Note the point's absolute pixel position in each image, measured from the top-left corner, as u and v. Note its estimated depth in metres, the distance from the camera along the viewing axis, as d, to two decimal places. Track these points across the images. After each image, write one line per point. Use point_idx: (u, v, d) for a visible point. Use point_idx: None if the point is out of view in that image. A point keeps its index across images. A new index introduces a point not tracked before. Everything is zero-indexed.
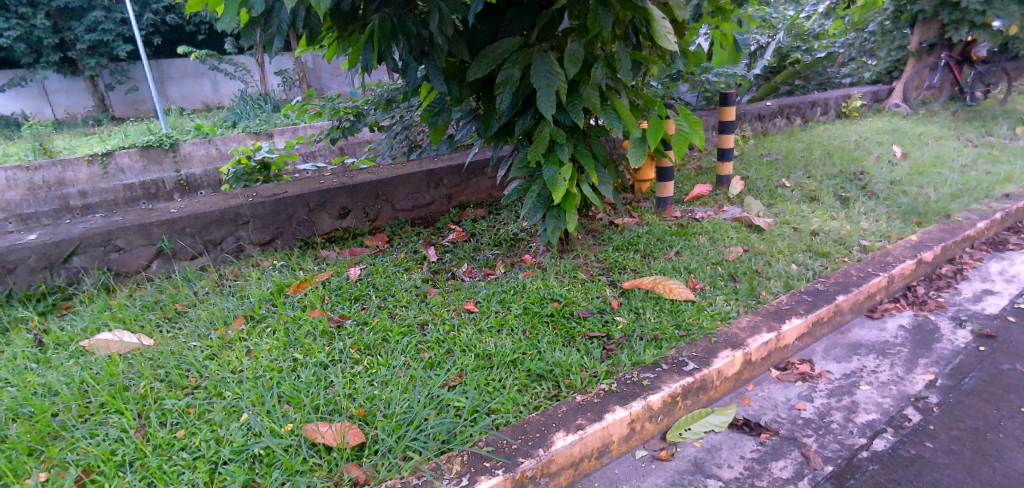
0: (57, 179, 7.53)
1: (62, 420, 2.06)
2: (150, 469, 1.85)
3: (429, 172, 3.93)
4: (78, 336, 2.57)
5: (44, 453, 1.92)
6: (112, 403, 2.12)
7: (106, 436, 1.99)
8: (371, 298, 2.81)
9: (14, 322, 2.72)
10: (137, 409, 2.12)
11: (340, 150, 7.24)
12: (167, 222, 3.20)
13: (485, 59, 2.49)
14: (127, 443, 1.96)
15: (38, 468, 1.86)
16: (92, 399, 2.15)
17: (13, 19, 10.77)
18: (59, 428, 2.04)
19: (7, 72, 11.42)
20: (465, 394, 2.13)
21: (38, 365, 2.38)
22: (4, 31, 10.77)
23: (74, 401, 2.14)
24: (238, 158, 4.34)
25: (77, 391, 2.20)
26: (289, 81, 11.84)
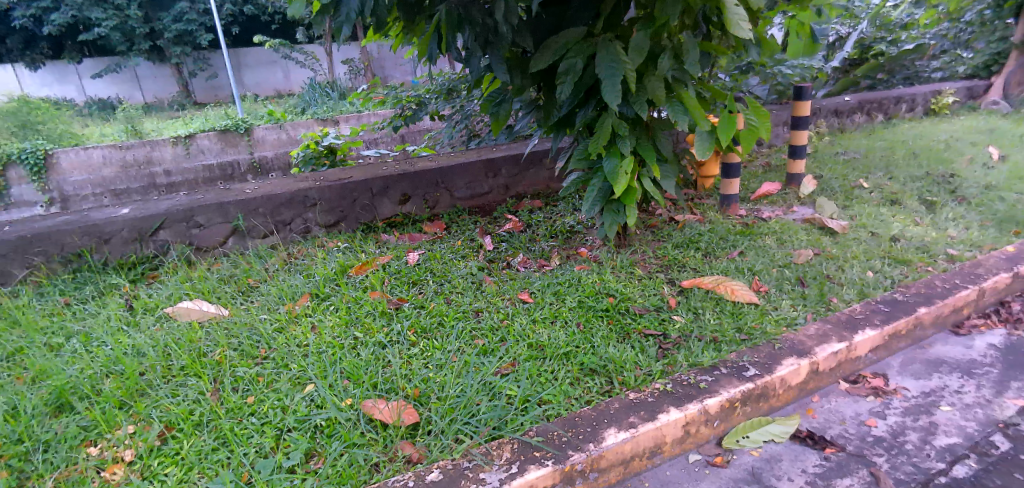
0: (145, 158, 7.96)
1: (148, 378, 2.20)
2: (223, 429, 1.96)
3: (487, 161, 3.91)
4: (163, 303, 2.74)
5: (134, 408, 2.07)
6: (192, 367, 2.24)
7: (186, 396, 2.12)
8: (428, 284, 2.84)
9: (107, 288, 2.93)
10: (212, 374, 2.23)
11: (400, 138, 7.42)
12: (243, 202, 3.34)
13: (549, 49, 2.46)
14: (204, 404, 2.08)
15: (127, 421, 2.01)
16: (175, 362, 2.28)
17: (110, 10, 11.56)
18: (145, 386, 2.18)
19: (105, 60, 12.34)
20: (518, 383, 2.13)
21: (128, 327, 2.55)
22: (101, 21, 11.51)
23: (159, 362, 2.28)
24: (307, 143, 4.53)
25: (161, 353, 2.34)
26: (355, 70, 12.18)
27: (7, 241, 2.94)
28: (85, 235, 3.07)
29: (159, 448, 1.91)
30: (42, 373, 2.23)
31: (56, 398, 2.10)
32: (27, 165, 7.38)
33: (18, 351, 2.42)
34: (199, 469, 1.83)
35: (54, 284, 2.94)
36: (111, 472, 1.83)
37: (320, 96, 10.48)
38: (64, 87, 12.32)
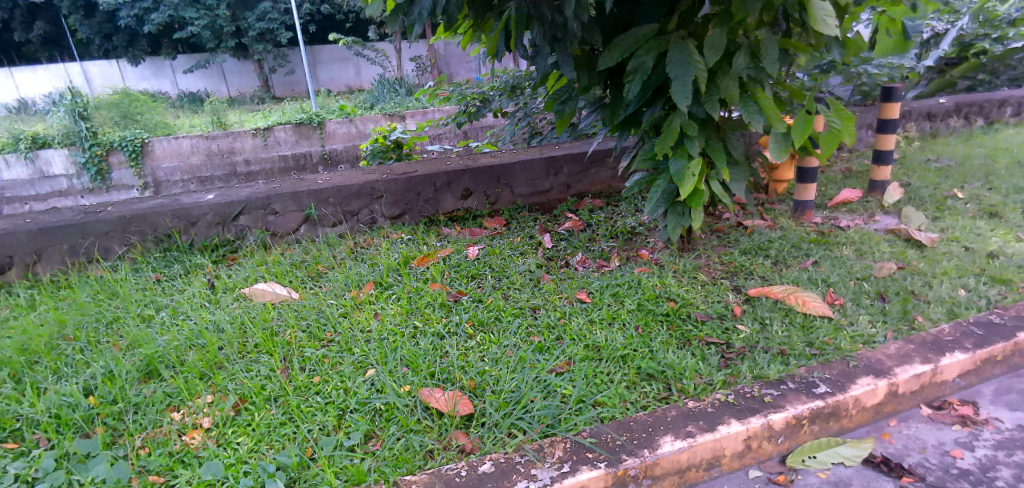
0: (228, 147, 8.34)
1: (226, 353, 2.33)
2: (290, 406, 2.05)
3: (549, 159, 3.86)
4: (241, 283, 2.90)
5: (212, 379, 2.20)
6: (265, 345, 2.35)
7: (259, 372, 2.23)
8: (487, 278, 2.85)
9: (192, 268, 3.14)
10: (283, 353, 2.32)
11: (463, 134, 7.51)
12: (316, 192, 3.48)
13: (618, 46, 2.42)
14: (275, 381, 2.18)
15: (206, 392, 2.14)
16: (250, 339, 2.40)
17: (201, 11, 12.22)
18: (223, 360, 2.30)
19: (197, 56, 13.30)
20: (573, 383, 2.11)
21: (209, 304, 2.72)
22: (194, 20, 12.19)
23: (235, 338, 2.41)
24: (375, 137, 4.65)
25: (238, 330, 2.47)
26: (423, 67, 12.38)
27: (108, 220, 3.19)
28: (176, 218, 3.29)
29: (234, 418, 2.02)
30: (135, 341, 2.41)
31: (146, 366, 2.26)
32: (126, 151, 7.95)
33: (115, 320, 2.62)
34: (266, 442, 1.92)
35: (147, 261, 3.18)
36: (190, 437, 1.95)
37: (388, 93, 10.73)
38: (159, 81, 13.44)
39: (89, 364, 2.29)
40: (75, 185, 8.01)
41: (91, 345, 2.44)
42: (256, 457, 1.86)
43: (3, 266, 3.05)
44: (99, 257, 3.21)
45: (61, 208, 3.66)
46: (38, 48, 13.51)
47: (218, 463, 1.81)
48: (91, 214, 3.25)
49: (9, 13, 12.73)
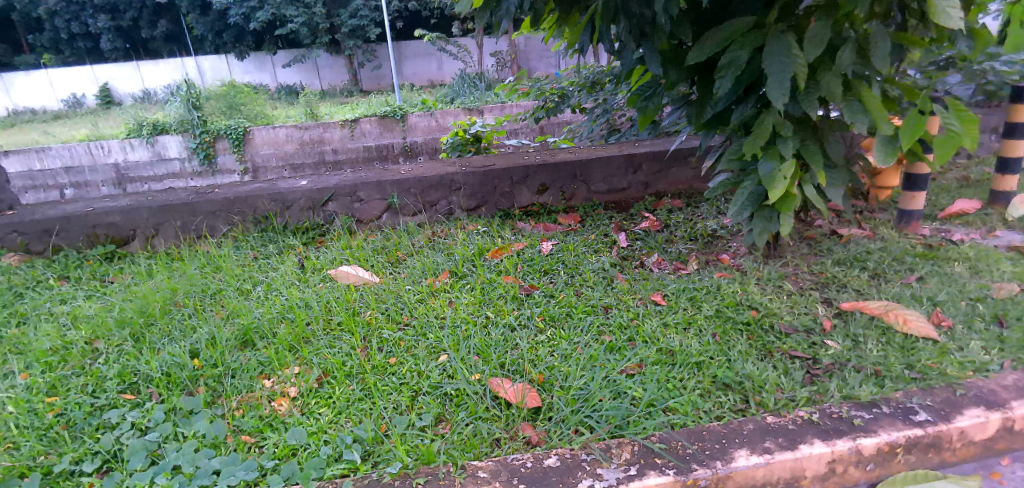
0: (318, 138, 8.58)
1: (313, 329, 2.47)
2: (369, 383, 2.15)
3: (629, 156, 3.74)
4: (328, 265, 3.02)
5: (300, 352, 2.34)
6: (347, 324, 2.47)
7: (341, 348, 2.35)
8: (559, 274, 2.81)
9: (285, 248, 3.31)
10: (363, 332, 2.44)
11: (540, 129, 7.49)
12: (398, 182, 3.59)
13: (710, 41, 2.30)
14: (355, 358, 2.29)
15: (294, 363, 2.29)
16: (334, 317, 2.53)
17: (301, 9, 12.85)
18: (310, 334, 2.45)
19: (295, 52, 14.06)
20: (644, 386, 2.07)
21: (299, 282, 2.87)
22: (294, 18, 12.86)
23: (321, 316, 2.54)
24: (455, 130, 4.69)
25: (323, 308, 2.60)
26: (503, 62, 12.43)
27: (216, 201, 3.47)
28: (273, 201, 3.51)
29: (317, 390, 2.16)
30: (235, 311, 2.61)
31: (243, 335, 2.45)
32: (230, 139, 8.29)
33: (218, 291, 2.83)
34: (347, 414, 2.04)
35: (247, 240, 3.40)
36: (279, 404, 2.10)
37: (469, 87, 10.85)
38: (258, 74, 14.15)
39: (196, 329, 2.51)
40: (187, 168, 8.42)
41: (198, 311, 2.66)
42: (336, 428, 1.97)
43: (129, 237, 3.47)
44: (207, 233, 3.51)
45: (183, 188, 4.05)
46: (161, 44, 14.76)
47: (302, 429, 1.94)
48: (203, 195, 3.57)
49: (139, 13, 14.01)
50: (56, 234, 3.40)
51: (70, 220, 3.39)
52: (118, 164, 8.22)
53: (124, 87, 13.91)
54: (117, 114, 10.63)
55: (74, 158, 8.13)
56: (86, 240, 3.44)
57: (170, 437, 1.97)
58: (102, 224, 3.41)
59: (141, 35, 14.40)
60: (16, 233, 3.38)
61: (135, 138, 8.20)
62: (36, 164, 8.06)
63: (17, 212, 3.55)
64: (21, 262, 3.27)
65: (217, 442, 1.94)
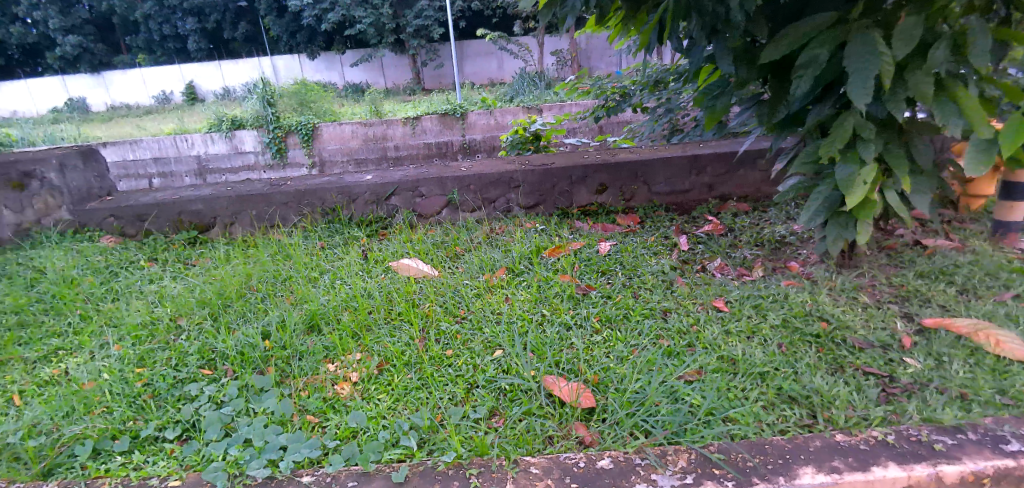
0: (381, 134, 8.69)
1: (375, 317, 2.53)
2: (426, 372, 2.19)
3: (693, 157, 3.61)
4: (389, 257, 3.07)
5: (362, 339, 2.41)
6: (407, 315, 2.51)
7: (400, 338, 2.39)
8: (617, 275, 2.75)
9: (350, 239, 3.38)
10: (422, 323, 2.48)
11: (600, 129, 7.40)
12: (459, 178, 3.61)
13: (786, 38, 2.18)
14: (414, 348, 2.33)
15: (357, 349, 2.36)
16: (395, 307, 2.58)
17: (369, 10, 13.14)
18: (372, 322, 2.51)
19: (362, 50, 14.44)
20: (703, 393, 1.99)
21: (363, 273, 2.92)
22: (362, 19, 13.14)
23: (383, 305, 2.60)
24: (515, 128, 4.68)
25: (385, 298, 2.66)
26: (563, 61, 12.35)
27: (287, 193, 3.59)
28: (339, 194, 3.60)
29: (377, 377, 2.21)
30: (303, 297, 2.69)
31: (310, 319, 2.53)
32: (301, 134, 8.58)
33: (288, 277, 2.93)
34: (406, 401, 2.08)
35: (315, 230, 3.48)
36: (341, 387, 2.17)
37: (528, 86, 10.82)
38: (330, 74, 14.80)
39: (267, 312, 2.61)
40: (260, 161, 8.76)
41: (270, 295, 2.77)
42: (393, 414, 2.02)
43: (209, 224, 3.65)
44: (279, 222, 3.62)
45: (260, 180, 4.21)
46: (241, 45, 15.50)
47: (362, 413, 2.00)
48: (276, 186, 3.70)
49: (222, 16, 14.73)
50: (149, 220, 3.64)
51: (160, 208, 3.60)
52: (200, 156, 8.69)
53: (206, 85, 14.73)
54: (201, 110, 11.25)
55: (162, 150, 8.60)
56: (172, 226, 3.64)
57: (242, 412, 2.07)
58: (187, 211, 3.61)
59: (224, 35, 15.16)
60: (113, 217, 3.66)
61: (215, 132, 8.61)
62: (128, 154, 8.53)
63: (115, 199, 3.83)
64: (116, 244, 3.51)
65: (284, 419, 2.03)
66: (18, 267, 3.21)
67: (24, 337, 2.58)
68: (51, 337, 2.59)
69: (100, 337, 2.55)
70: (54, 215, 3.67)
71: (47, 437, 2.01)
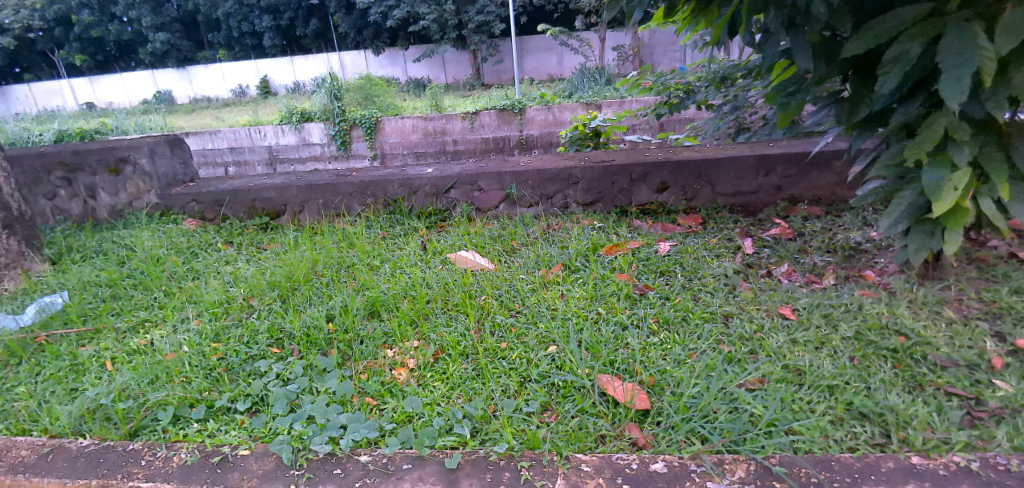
0: (441, 129, 8.85)
1: (432, 306, 2.56)
2: (480, 363, 2.19)
3: (762, 157, 3.45)
4: (448, 249, 3.10)
5: (419, 327, 2.44)
6: (464, 306, 2.53)
7: (456, 328, 2.41)
8: (676, 276, 2.67)
9: (410, 231, 3.43)
10: (478, 315, 2.48)
11: (660, 126, 7.23)
12: (518, 173, 3.59)
13: (873, 32, 2.04)
14: (469, 339, 2.34)
15: (414, 337, 2.39)
16: (452, 298, 2.60)
17: (432, 6, 13.28)
18: (429, 311, 2.54)
19: (424, 46, 14.65)
20: (765, 403, 1.90)
21: (422, 263, 2.96)
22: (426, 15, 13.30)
23: (440, 295, 2.62)
24: (575, 124, 4.62)
25: (442, 288, 2.68)
26: (625, 56, 12.14)
27: (352, 184, 3.68)
28: (401, 186, 3.65)
29: (432, 364, 2.24)
30: (364, 283, 2.75)
31: (371, 305, 2.58)
32: (364, 127, 8.76)
33: (351, 264, 2.99)
34: (460, 390, 2.09)
35: (377, 220, 3.55)
36: (398, 373, 2.20)
37: (588, 82, 10.69)
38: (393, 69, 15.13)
39: (331, 297, 2.68)
40: (326, 152, 9.04)
41: (334, 281, 2.84)
42: (448, 402, 2.04)
43: (280, 211, 3.78)
44: (344, 212, 3.71)
45: (329, 170, 4.32)
46: (311, 40, 16.01)
47: (417, 399, 2.03)
48: (343, 177, 3.79)
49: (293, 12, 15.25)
50: (225, 205, 3.80)
51: (235, 194, 3.75)
52: (271, 146, 9.02)
53: (279, 78, 15.35)
54: (274, 102, 11.73)
55: (238, 140, 9.01)
56: (246, 211, 3.79)
57: (307, 390, 2.14)
58: (260, 198, 3.75)
59: (296, 32, 15.68)
60: (196, 202, 3.84)
61: (286, 123, 8.89)
62: (207, 143, 9.00)
63: (197, 185, 4.03)
64: (197, 227, 3.69)
65: (344, 400, 2.08)
66: (112, 246, 3.49)
67: (117, 308, 2.80)
68: (139, 309, 2.78)
69: (181, 312, 2.71)
70: (145, 198, 3.92)
71: (135, 401, 2.16)
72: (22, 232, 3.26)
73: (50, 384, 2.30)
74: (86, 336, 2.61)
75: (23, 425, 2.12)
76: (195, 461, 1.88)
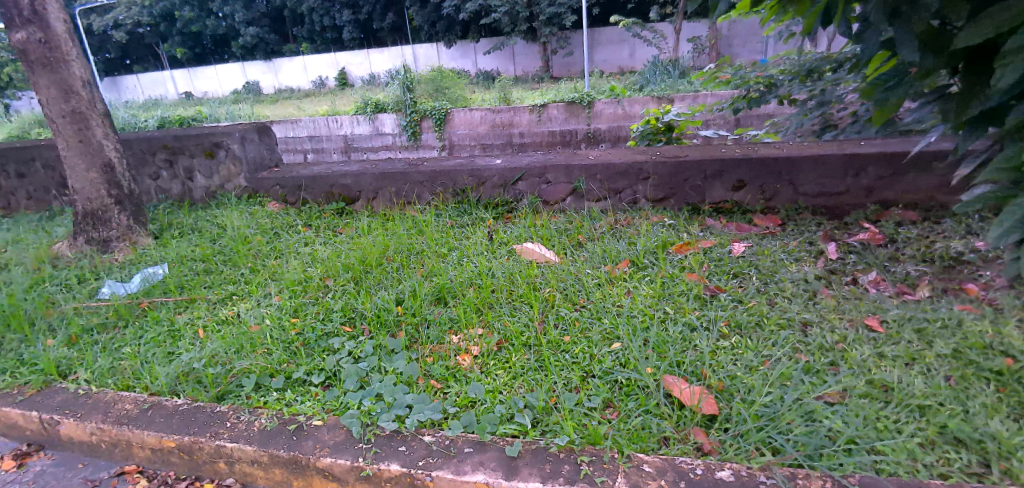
0: (508, 121, 8.79)
1: (497, 296, 2.55)
2: (543, 355, 2.16)
3: (850, 155, 3.22)
4: (513, 240, 3.08)
5: (484, 315, 2.44)
6: (528, 296, 2.50)
7: (520, 318, 2.39)
8: (751, 279, 2.54)
9: (477, 221, 3.44)
10: (542, 307, 2.45)
11: (737, 121, 6.93)
12: (587, 167, 3.53)
13: (994, 21, 1.84)
14: (533, 330, 2.31)
15: (478, 324, 2.39)
16: (517, 288, 2.58)
17: None
18: (494, 301, 2.53)
19: (495, 38, 14.70)
20: (846, 418, 1.78)
21: (488, 253, 2.95)
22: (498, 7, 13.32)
23: (505, 285, 2.61)
24: (647, 118, 4.48)
25: (507, 278, 2.67)
26: (701, 48, 11.68)
27: (424, 173, 3.72)
28: (470, 177, 3.67)
29: (495, 353, 2.23)
30: (432, 270, 2.78)
31: (437, 291, 2.60)
32: (434, 119, 8.85)
33: (420, 251, 3.03)
34: (522, 379, 2.08)
35: (446, 209, 3.58)
36: (462, 359, 2.21)
37: (661, 75, 10.37)
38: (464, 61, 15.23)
39: (401, 282, 2.72)
40: (397, 142, 9.23)
41: (403, 266, 2.88)
42: (510, 391, 2.03)
43: (355, 197, 3.88)
44: (415, 200, 3.76)
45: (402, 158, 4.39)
46: (386, 34, 16.40)
47: (480, 385, 2.03)
48: (415, 166, 3.85)
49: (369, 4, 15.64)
50: (305, 190, 3.94)
51: (314, 180, 3.89)
52: (347, 136, 9.34)
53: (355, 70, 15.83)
54: (350, 93, 12.12)
55: (316, 129, 9.37)
56: (324, 196, 3.92)
57: (376, 369, 2.18)
58: (338, 184, 3.86)
59: (373, 24, 16.05)
60: (279, 186, 4.00)
61: (361, 114, 9.19)
62: (289, 132, 9.43)
63: (281, 170, 4.19)
64: (280, 209, 3.84)
65: (411, 381, 2.11)
66: (204, 223, 3.68)
67: (209, 281, 2.95)
68: (228, 283, 2.93)
69: (265, 287, 2.83)
70: (236, 181, 4.11)
71: (223, 367, 2.26)
72: (132, 208, 3.54)
73: (151, 346, 2.46)
74: (182, 304, 2.78)
75: (128, 381, 2.29)
76: (273, 427, 1.98)
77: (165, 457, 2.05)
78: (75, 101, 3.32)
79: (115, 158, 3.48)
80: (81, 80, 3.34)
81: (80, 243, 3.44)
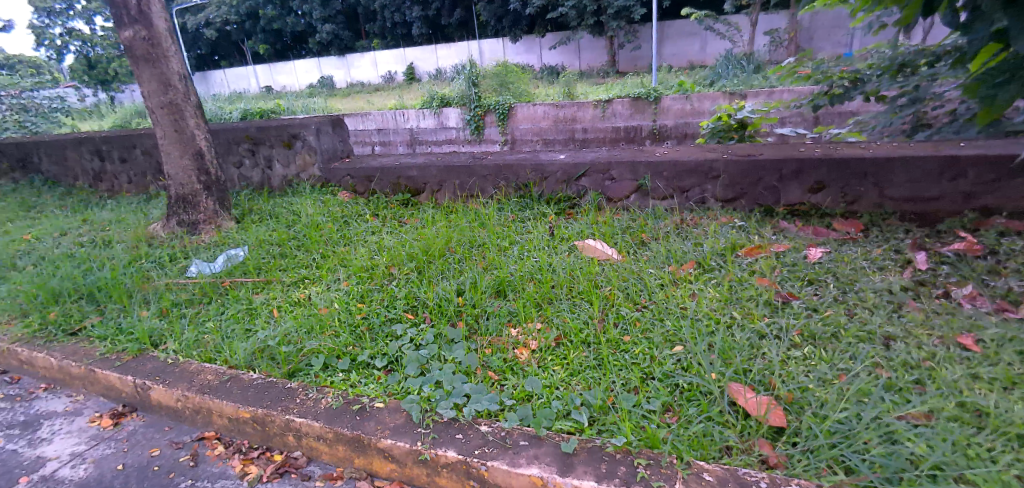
0: (571, 117, 8.72)
1: (557, 292, 2.51)
2: (602, 353, 2.11)
3: (945, 157, 2.97)
4: (575, 237, 3.03)
5: (543, 310, 2.41)
6: (588, 293, 2.45)
7: (579, 315, 2.35)
8: (828, 287, 2.39)
9: (539, 215, 3.41)
10: (603, 305, 2.39)
11: (814, 119, 6.56)
12: (654, 164, 3.42)
13: None
14: (592, 328, 2.26)
15: (537, 319, 2.36)
16: (577, 285, 2.53)
17: None
18: (553, 296, 2.49)
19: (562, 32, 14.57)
20: (931, 441, 1.64)
21: (549, 248, 2.92)
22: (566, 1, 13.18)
23: (566, 281, 2.57)
24: (719, 114, 4.31)
25: (568, 274, 2.62)
26: (778, 41, 11.14)
27: (489, 167, 3.72)
28: (533, 171, 3.64)
29: (553, 349, 2.20)
30: (493, 263, 2.77)
31: (497, 284, 2.59)
32: (497, 113, 8.90)
33: (481, 244, 3.03)
34: (579, 377, 2.04)
35: (508, 203, 3.57)
36: (520, 353, 2.19)
37: (733, 70, 9.97)
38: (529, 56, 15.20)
39: (462, 273, 2.73)
40: (461, 136, 9.31)
41: (465, 258, 2.89)
42: (567, 387, 1.99)
43: (420, 189, 3.93)
44: (478, 193, 3.77)
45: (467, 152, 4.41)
46: (453, 29, 16.58)
47: (538, 380, 2.00)
48: (479, 159, 3.85)
49: None
50: (374, 181, 4.02)
51: (384, 171, 3.96)
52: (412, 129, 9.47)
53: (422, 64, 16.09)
54: (416, 87, 12.34)
55: (384, 122, 9.60)
56: (391, 187, 3.99)
57: (435, 357, 2.19)
58: (404, 176, 3.93)
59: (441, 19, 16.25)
60: (349, 177, 4.10)
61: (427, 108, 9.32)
62: (358, 125, 9.70)
63: (353, 160, 4.30)
64: (350, 198, 3.94)
65: (469, 371, 2.11)
66: (279, 210, 3.83)
67: (284, 264, 3.06)
68: (301, 267, 3.03)
69: (335, 273, 2.91)
70: (310, 171, 4.25)
71: (294, 346, 2.34)
72: (218, 194, 3.73)
73: (231, 323, 2.57)
74: (260, 285, 2.89)
75: (210, 354, 2.40)
76: (338, 406, 2.03)
77: (241, 427, 2.13)
78: (172, 93, 3.51)
79: (205, 147, 3.67)
80: (178, 75, 3.53)
81: (173, 224, 3.64)
